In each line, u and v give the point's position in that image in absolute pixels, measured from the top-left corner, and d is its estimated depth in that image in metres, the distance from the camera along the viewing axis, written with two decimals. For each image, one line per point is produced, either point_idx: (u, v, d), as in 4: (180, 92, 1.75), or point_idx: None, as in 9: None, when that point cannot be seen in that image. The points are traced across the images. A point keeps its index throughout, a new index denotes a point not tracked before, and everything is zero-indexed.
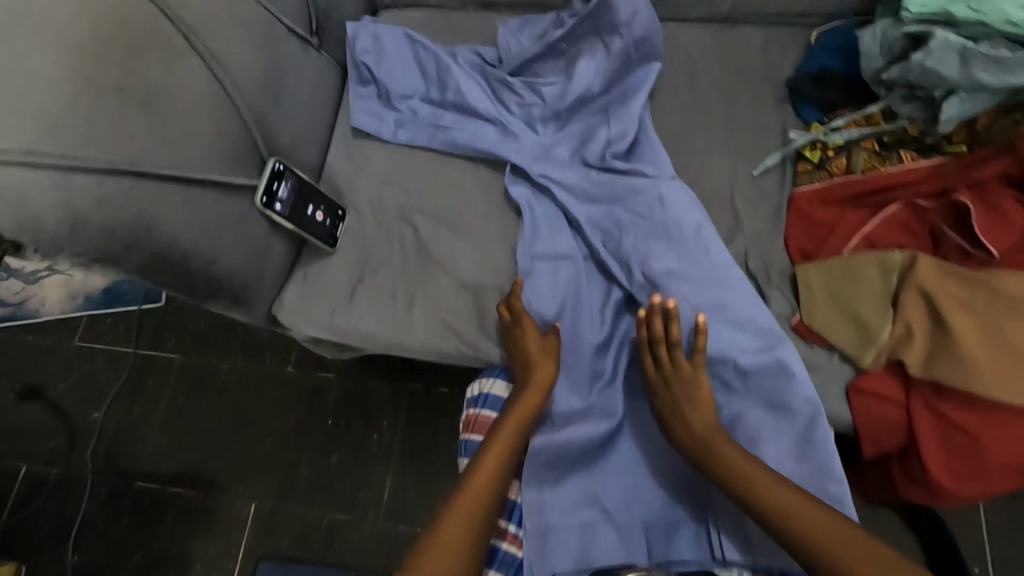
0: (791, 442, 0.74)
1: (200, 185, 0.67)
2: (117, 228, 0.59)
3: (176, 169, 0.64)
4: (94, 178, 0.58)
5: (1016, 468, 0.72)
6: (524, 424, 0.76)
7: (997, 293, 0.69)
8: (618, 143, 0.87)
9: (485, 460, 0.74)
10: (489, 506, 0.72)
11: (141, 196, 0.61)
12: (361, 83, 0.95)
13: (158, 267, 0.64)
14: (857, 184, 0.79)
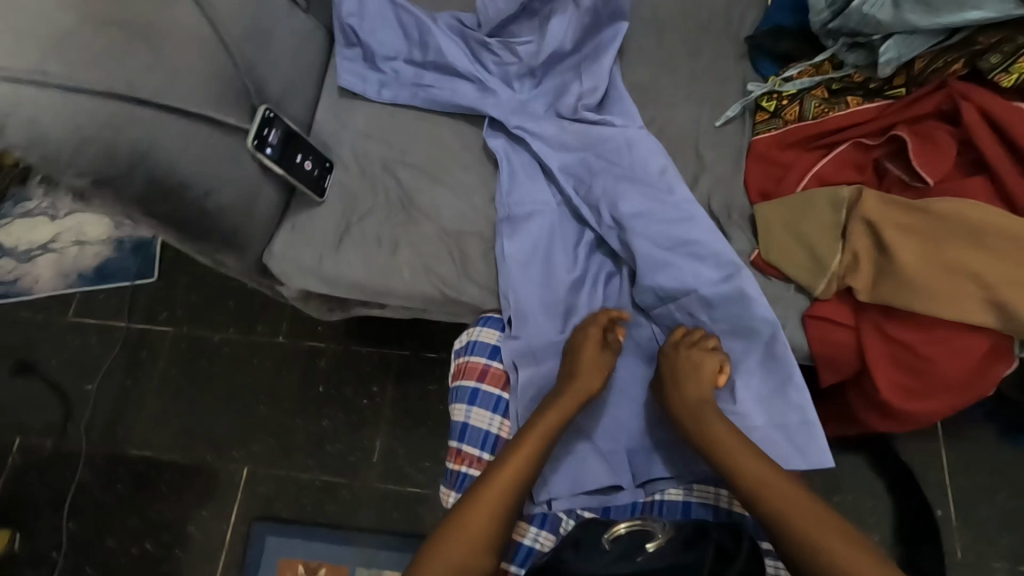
0: (757, 359, 0.80)
1: (193, 118, 0.72)
2: (117, 149, 0.65)
3: (171, 99, 0.70)
4: (94, 99, 0.64)
5: (957, 384, 0.78)
6: (554, 428, 0.77)
7: (932, 217, 0.74)
8: (589, 96, 0.93)
9: (511, 459, 0.75)
10: (513, 504, 0.74)
11: (139, 121, 0.67)
12: (347, 45, 1.00)
13: (156, 194, 0.70)
14: (809, 128, 0.85)
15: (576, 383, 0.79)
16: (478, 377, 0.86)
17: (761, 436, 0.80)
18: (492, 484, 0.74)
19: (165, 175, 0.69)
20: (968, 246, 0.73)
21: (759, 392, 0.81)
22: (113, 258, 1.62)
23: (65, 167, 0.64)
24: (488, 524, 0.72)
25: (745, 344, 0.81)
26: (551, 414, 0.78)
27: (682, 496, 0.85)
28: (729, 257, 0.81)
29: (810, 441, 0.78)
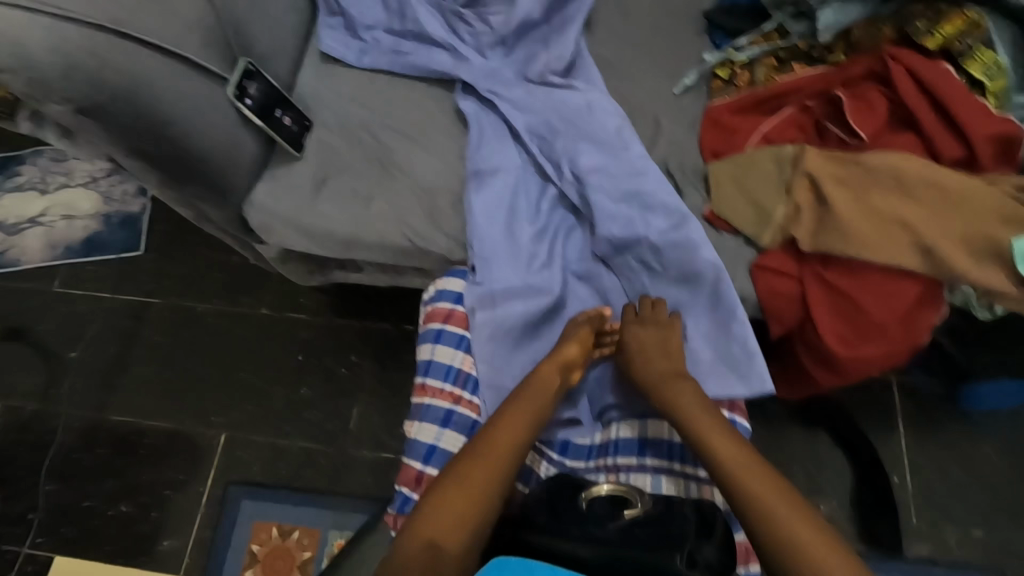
0: (704, 297, 0.86)
1: (176, 59, 0.79)
2: (103, 80, 0.72)
3: (155, 39, 0.77)
4: (85, 31, 0.71)
5: (892, 331, 0.82)
6: (555, 379, 0.81)
7: (864, 169, 0.81)
8: (556, 62, 0.98)
9: (516, 408, 0.79)
10: (521, 450, 0.76)
11: (125, 55, 0.74)
12: (330, 14, 1.06)
13: (139, 126, 0.76)
14: (758, 93, 0.90)
15: (567, 347, 0.83)
16: (443, 320, 0.91)
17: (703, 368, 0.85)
18: (499, 429, 0.77)
19: (149, 111, 0.76)
20: (896, 196, 0.80)
21: (706, 332, 0.86)
22: (102, 231, 1.65)
23: (53, 90, 0.70)
24: (497, 467, 0.73)
25: (694, 286, 0.87)
26: (551, 365, 0.82)
27: (637, 433, 0.89)
28: (674, 204, 0.88)
29: (754, 374, 0.84)
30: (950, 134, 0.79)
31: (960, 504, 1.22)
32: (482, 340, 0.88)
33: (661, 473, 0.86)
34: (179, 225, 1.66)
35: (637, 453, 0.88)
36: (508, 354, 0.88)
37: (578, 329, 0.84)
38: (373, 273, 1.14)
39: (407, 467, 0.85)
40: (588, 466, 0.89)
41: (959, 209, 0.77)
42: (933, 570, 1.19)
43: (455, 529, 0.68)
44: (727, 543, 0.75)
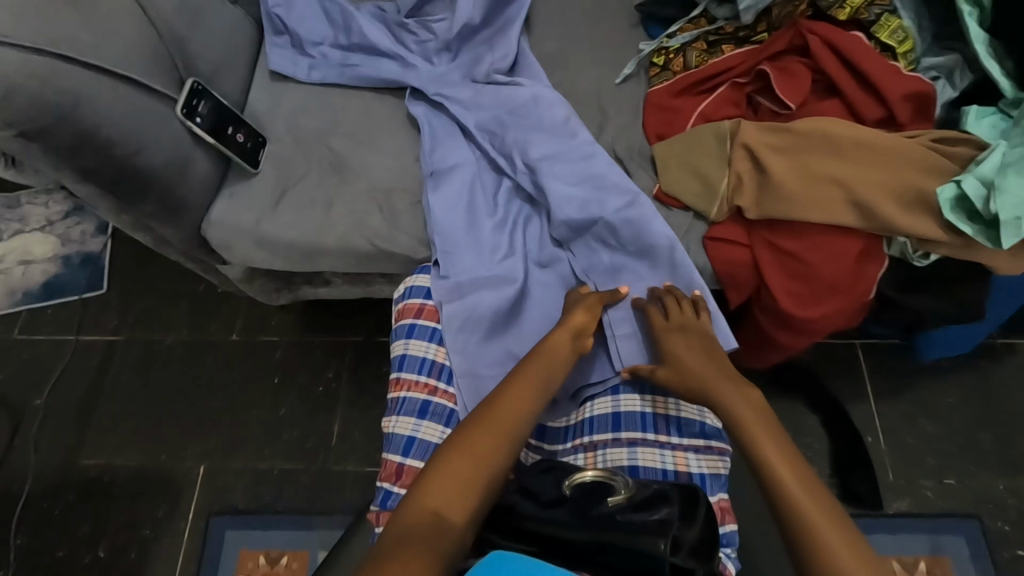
0: (662, 265, 0.90)
1: (120, 78, 0.80)
2: (44, 100, 0.73)
3: (96, 59, 0.78)
4: (23, 53, 0.72)
5: (839, 286, 0.86)
6: (564, 353, 0.82)
7: (797, 135, 0.85)
8: (501, 62, 1.02)
9: (519, 382, 0.79)
10: (526, 423, 0.76)
11: (66, 74, 0.75)
12: (276, 33, 1.07)
13: (85, 146, 0.77)
14: (694, 75, 0.95)
15: (574, 316, 0.85)
16: (415, 315, 0.92)
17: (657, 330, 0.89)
18: (503, 403, 0.77)
19: (92, 131, 0.77)
20: (827, 158, 0.84)
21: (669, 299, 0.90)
22: (62, 273, 1.62)
23: None
24: (500, 440, 0.73)
25: (651, 256, 0.90)
26: (560, 338, 0.83)
27: (611, 408, 0.89)
28: (620, 185, 0.91)
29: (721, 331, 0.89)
30: (870, 97, 0.86)
31: (933, 455, 1.26)
32: (452, 331, 0.89)
33: (636, 444, 0.86)
34: (142, 260, 1.64)
35: (612, 427, 0.88)
36: (479, 344, 0.89)
37: (587, 297, 0.88)
38: (342, 286, 1.15)
39: (387, 461, 0.84)
40: (565, 448, 0.89)
41: (886, 164, 0.82)
42: (913, 522, 1.22)
43: (460, 499, 0.68)
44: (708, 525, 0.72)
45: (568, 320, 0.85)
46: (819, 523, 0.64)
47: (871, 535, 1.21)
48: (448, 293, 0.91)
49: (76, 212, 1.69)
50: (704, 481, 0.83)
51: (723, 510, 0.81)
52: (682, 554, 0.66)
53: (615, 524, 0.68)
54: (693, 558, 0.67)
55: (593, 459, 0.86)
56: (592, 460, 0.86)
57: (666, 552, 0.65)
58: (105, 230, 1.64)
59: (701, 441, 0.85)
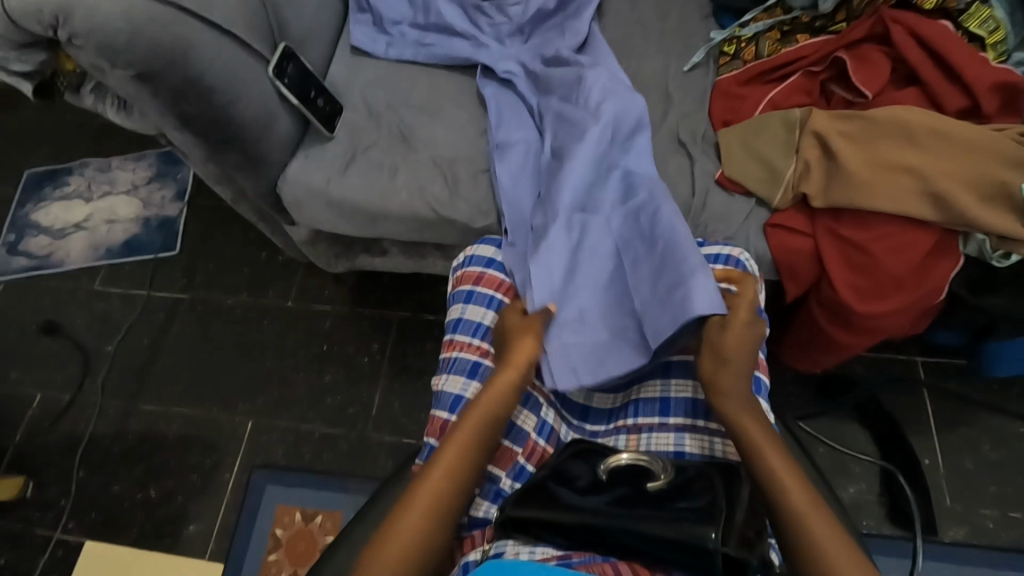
0: (601, 274, 0.85)
1: (223, 33, 0.88)
2: (159, 48, 0.81)
3: (206, 12, 0.85)
4: (148, 2, 0.80)
5: (905, 279, 0.83)
6: (498, 402, 0.73)
7: (870, 122, 0.84)
8: (571, 45, 1.04)
9: (455, 439, 0.71)
10: (459, 484, 0.69)
11: (178, 23, 0.82)
12: (359, 11, 1.13)
13: (187, 93, 0.85)
14: (765, 63, 0.95)
15: (513, 350, 0.77)
16: (473, 282, 0.88)
17: (590, 337, 0.82)
18: (432, 468, 0.69)
19: (196, 77, 0.85)
20: (901, 145, 0.83)
21: (604, 310, 0.83)
22: (141, 233, 1.75)
23: (118, 57, 0.80)
24: (435, 505, 0.67)
25: (603, 257, 0.86)
26: (493, 387, 0.74)
27: (659, 393, 0.82)
28: (607, 177, 0.93)
29: (659, 325, 0.77)
30: (952, 88, 0.84)
31: (996, 485, 1.18)
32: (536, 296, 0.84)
33: (684, 430, 0.79)
34: (212, 225, 1.74)
35: (659, 412, 0.81)
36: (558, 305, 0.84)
37: (522, 322, 0.81)
38: (397, 256, 1.19)
39: (433, 416, 0.82)
40: (607, 428, 0.84)
41: (966, 156, 0.80)
42: (971, 554, 1.14)
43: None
44: (754, 507, 0.66)
45: (514, 352, 0.77)
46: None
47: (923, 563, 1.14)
48: (519, 260, 0.89)
49: (156, 179, 1.82)
50: None
51: None
52: (732, 544, 0.60)
53: (660, 511, 0.64)
54: (745, 549, 0.61)
55: (637, 442, 0.81)
56: (635, 443, 0.81)
57: (717, 542, 0.60)
58: (182, 196, 1.76)
59: None
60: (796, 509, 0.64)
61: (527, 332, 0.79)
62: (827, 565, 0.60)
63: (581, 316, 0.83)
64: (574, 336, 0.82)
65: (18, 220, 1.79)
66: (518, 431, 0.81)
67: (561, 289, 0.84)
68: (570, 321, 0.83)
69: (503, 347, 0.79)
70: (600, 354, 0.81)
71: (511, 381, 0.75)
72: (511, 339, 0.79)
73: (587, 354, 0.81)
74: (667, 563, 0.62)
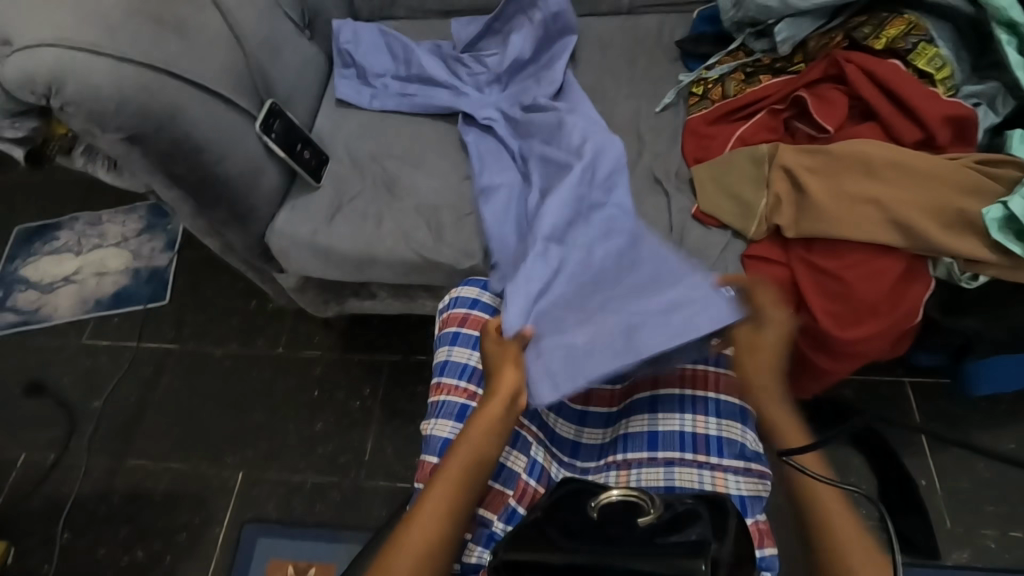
0: (579, 299, 0.89)
1: (210, 95, 0.91)
2: (149, 112, 0.84)
3: (195, 77, 0.89)
4: (138, 70, 0.84)
5: (882, 305, 0.86)
6: (481, 442, 0.72)
7: (834, 156, 0.88)
8: (548, 91, 1.09)
9: (439, 483, 0.70)
10: (444, 535, 0.68)
11: (167, 87, 0.86)
12: (344, 66, 1.17)
13: (176, 153, 0.88)
14: (731, 102, 1.00)
15: (497, 385, 0.76)
16: (459, 323, 0.90)
17: (575, 352, 0.81)
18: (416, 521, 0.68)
19: (185, 138, 0.88)
20: (865, 176, 0.86)
21: (590, 322, 0.84)
22: (130, 285, 1.75)
23: (108, 122, 0.83)
24: (421, 553, 0.67)
25: (589, 285, 0.90)
26: (475, 422, 0.73)
27: (648, 426, 0.82)
28: (587, 216, 0.97)
29: (660, 339, 0.80)
30: (907, 120, 0.89)
31: (993, 504, 1.17)
32: (518, 313, 0.86)
33: (674, 464, 0.78)
34: (202, 275, 1.75)
35: (648, 446, 0.80)
36: (544, 326, 0.85)
37: (504, 352, 0.79)
38: (385, 300, 1.21)
39: (423, 462, 0.82)
40: (598, 466, 0.83)
41: (927, 184, 0.84)
42: None
43: None
44: (741, 537, 0.66)
45: (496, 383, 0.76)
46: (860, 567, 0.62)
47: None
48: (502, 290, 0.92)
49: (146, 232, 1.84)
50: (743, 503, 0.75)
51: (762, 532, 0.74)
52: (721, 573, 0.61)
53: (649, 546, 0.63)
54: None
55: (627, 478, 0.79)
56: (625, 479, 0.80)
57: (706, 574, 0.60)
58: (172, 247, 1.78)
59: (741, 463, 0.77)
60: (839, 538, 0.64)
61: (511, 362, 0.78)
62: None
63: (568, 330, 0.84)
64: (559, 348, 0.82)
65: (6, 277, 1.80)
66: (508, 473, 0.81)
67: (536, 312, 0.87)
68: (555, 338, 0.83)
69: (487, 378, 0.78)
70: (586, 363, 0.80)
71: (494, 418, 0.73)
72: (495, 370, 0.78)
73: (576, 363, 0.80)
74: None
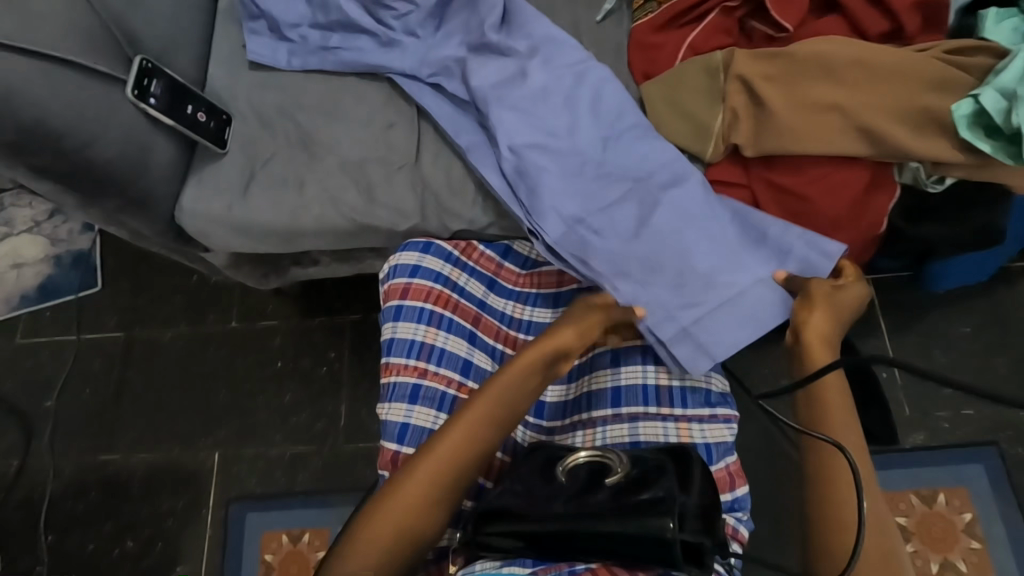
0: (675, 260, 0.80)
1: (56, 64, 0.77)
2: None
3: (24, 43, 0.75)
4: None
5: (845, 220, 0.81)
6: (516, 390, 0.73)
7: (795, 60, 0.78)
8: (491, 15, 0.91)
9: (462, 421, 0.70)
10: (462, 472, 0.69)
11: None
12: (251, 18, 0.98)
13: (29, 143, 0.75)
14: (679, 4, 0.87)
15: (551, 338, 0.75)
16: (401, 295, 0.84)
17: (712, 321, 0.79)
18: (436, 452, 0.69)
19: (35, 123, 0.74)
20: (828, 82, 0.78)
21: (704, 283, 0.80)
22: (57, 273, 1.58)
23: None
24: (433, 493, 0.68)
25: (679, 239, 0.81)
26: (519, 369, 0.73)
27: (611, 382, 0.79)
28: (619, 143, 0.85)
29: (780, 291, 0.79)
30: (875, 11, 0.79)
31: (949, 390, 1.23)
32: (626, 290, 0.80)
33: (638, 419, 0.76)
34: (133, 254, 1.61)
35: (611, 403, 0.78)
36: (655, 291, 0.80)
37: (584, 314, 0.77)
38: (331, 264, 1.11)
39: (383, 449, 0.79)
40: (564, 424, 0.81)
41: (894, 85, 0.76)
42: (928, 456, 1.20)
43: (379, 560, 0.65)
44: (706, 483, 0.68)
45: (549, 339, 0.75)
46: (843, 501, 0.65)
47: (885, 474, 1.21)
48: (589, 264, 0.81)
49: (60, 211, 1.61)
50: (708, 451, 0.75)
51: (733, 474, 0.74)
52: (689, 530, 0.63)
53: (618, 511, 0.64)
54: (701, 532, 0.64)
55: (593, 438, 0.77)
56: (591, 439, 0.77)
57: (674, 532, 0.62)
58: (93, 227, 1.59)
59: (706, 411, 0.77)
60: (835, 477, 0.66)
61: (572, 327, 0.76)
62: (834, 517, 0.64)
63: (677, 301, 0.79)
64: (687, 319, 0.79)
65: None
66: None
67: (641, 288, 0.80)
68: (677, 311, 0.79)
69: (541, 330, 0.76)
70: (728, 327, 0.79)
71: (533, 363, 0.73)
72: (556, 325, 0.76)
73: (708, 326, 0.79)
74: (629, 555, 0.62)
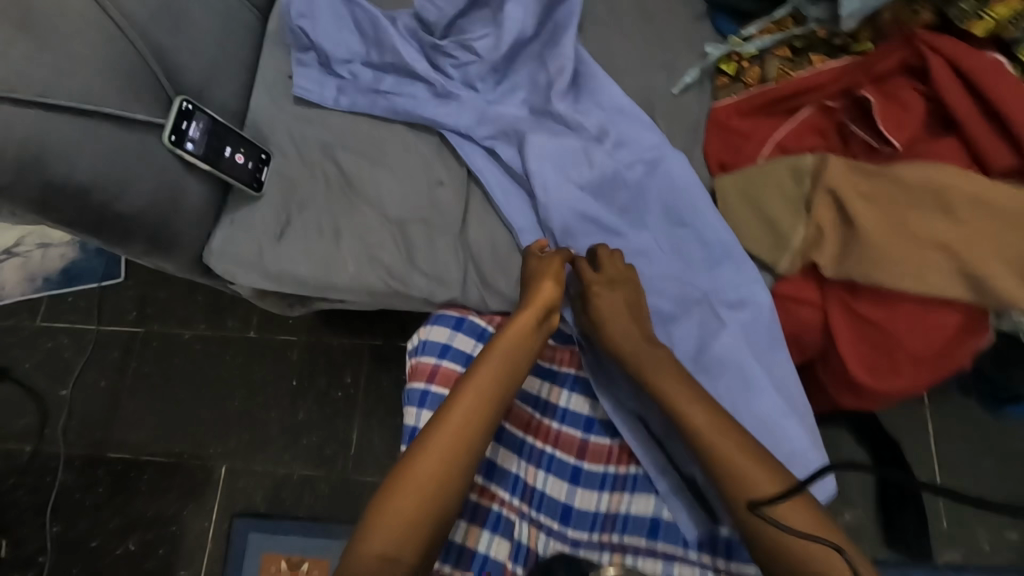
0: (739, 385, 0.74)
1: (96, 119, 0.72)
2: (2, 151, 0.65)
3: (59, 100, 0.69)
4: None
5: (930, 359, 0.72)
6: (514, 351, 0.73)
7: (899, 182, 0.71)
8: (560, 79, 0.84)
9: (469, 387, 0.71)
10: (474, 436, 0.69)
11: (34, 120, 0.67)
12: (300, 50, 0.92)
13: (54, 200, 0.69)
14: (772, 92, 0.79)
15: (536, 293, 0.74)
16: (428, 379, 0.81)
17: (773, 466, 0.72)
18: (446, 421, 0.69)
19: (63, 180, 0.69)
20: (933, 213, 0.70)
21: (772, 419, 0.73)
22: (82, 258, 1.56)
23: None
24: (445, 460, 0.68)
25: (748, 364, 0.74)
26: (513, 331, 0.73)
27: (651, 511, 0.76)
28: (684, 242, 0.79)
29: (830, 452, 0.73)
30: (998, 138, 0.71)
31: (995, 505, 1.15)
32: None
33: (673, 560, 0.74)
34: None
35: (647, 534, 0.75)
36: None
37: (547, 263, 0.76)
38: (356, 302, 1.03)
39: None
40: (591, 541, 0.77)
41: (1006, 226, 0.68)
42: None
43: (404, 535, 0.65)
44: None
45: (536, 295, 0.74)
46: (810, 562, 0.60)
47: None
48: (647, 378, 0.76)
49: None
50: None
51: None
52: None
53: None
54: None
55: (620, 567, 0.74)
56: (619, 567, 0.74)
57: None
58: None
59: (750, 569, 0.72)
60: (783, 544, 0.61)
61: (551, 272, 0.75)
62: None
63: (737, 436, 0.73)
64: None
65: None
66: (492, 565, 0.75)
67: None
68: None
69: (523, 289, 0.76)
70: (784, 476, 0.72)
71: (529, 323, 0.73)
72: (539, 278, 0.75)
73: None
74: None
